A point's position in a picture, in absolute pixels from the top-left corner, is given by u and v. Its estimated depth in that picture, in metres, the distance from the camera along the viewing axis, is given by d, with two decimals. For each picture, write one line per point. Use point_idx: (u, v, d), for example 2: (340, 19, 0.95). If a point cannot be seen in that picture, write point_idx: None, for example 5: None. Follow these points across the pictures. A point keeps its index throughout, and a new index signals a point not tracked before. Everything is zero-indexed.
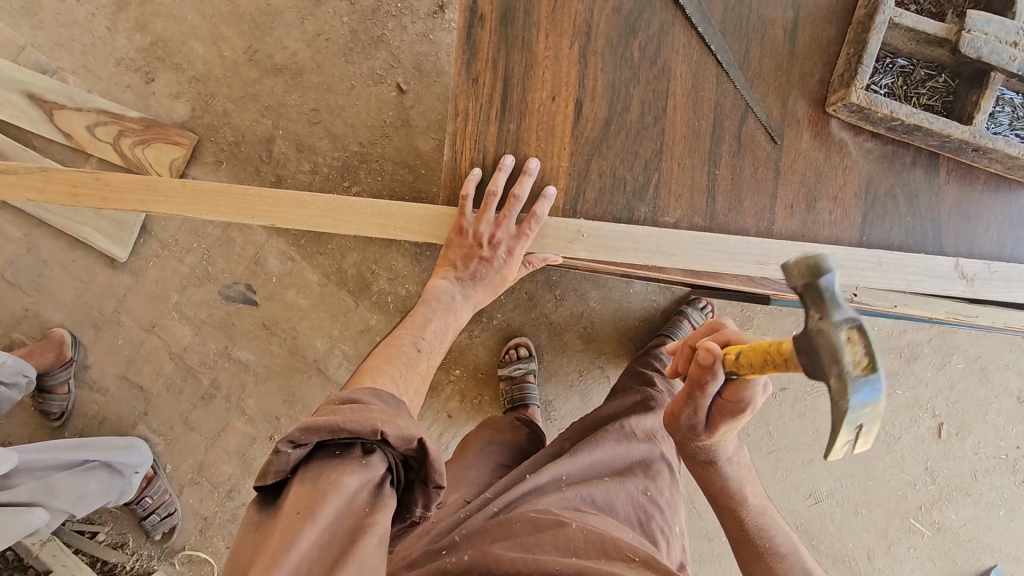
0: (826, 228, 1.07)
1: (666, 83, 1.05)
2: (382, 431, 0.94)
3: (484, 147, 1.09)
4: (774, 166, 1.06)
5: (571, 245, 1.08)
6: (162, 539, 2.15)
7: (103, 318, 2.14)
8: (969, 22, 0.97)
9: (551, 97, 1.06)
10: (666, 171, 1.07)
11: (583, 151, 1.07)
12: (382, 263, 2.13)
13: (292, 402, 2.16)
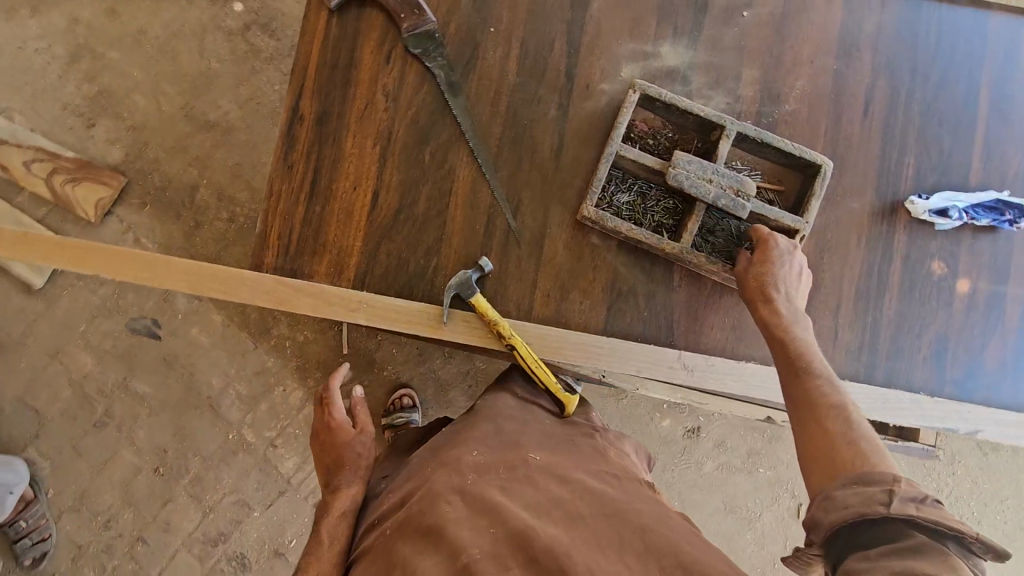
0: (577, 315, 1.29)
1: (451, 182, 1.29)
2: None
3: (292, 223, 1.27)
4: (536, 259, 1.29)
5: (351, 313, 1.24)
6: (32, 565, 2.15)
7: (10, 341, 2.24)
8: (674, 160, 1.26)
9: (352, 187, 1.27)
10: (443, 257, 1.28)
11: (375, 234, 1.27)
12: (284, 309, 2.27)
13: (181, 436, 2.23)
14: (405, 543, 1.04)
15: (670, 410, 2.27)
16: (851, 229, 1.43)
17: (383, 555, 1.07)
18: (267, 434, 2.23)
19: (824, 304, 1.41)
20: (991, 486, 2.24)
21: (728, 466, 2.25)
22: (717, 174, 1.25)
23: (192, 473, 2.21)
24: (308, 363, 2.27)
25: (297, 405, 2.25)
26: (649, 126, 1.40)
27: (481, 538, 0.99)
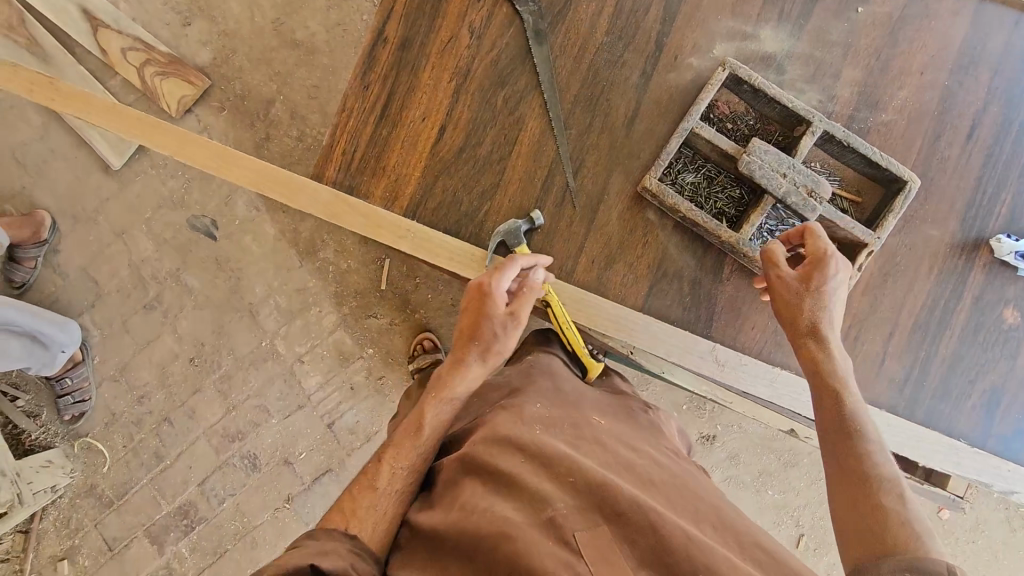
0: (616, 287, 1.34)
1: (517, 131, 1.32)
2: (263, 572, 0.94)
3: (357, 140, 1.31)
4: (588, 223, 1.33)
5: (399, 240, 1.29)
6: (70, 421, 2.33)
7: (83, 214, 2.40)
8: (749, 147, 1.25)
9: (421, 118, 1.31)
10: (495, 204, 1.32)
11: (435, 166, 1.31)
12: (334, 236, 2.33)
13: (219, 334, 2.35)
14: (475, 483, 1.10)
15: (688, 412, 2.24)
16: (924, 256, 1.35)
17: (449, 491, 1.13)
18: (297, 349, 2.33)
19: (878, 330, 1.36)
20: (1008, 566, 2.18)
21: (737, 480, 2.24)
22: (792, 169, 1.24)
23: (223, 370, 2.34)
24: (345, 292, 2.33)
25: (329, 328, 2.33)
26: (730, 109, 1.35)
27: (564, 491, 1.04)
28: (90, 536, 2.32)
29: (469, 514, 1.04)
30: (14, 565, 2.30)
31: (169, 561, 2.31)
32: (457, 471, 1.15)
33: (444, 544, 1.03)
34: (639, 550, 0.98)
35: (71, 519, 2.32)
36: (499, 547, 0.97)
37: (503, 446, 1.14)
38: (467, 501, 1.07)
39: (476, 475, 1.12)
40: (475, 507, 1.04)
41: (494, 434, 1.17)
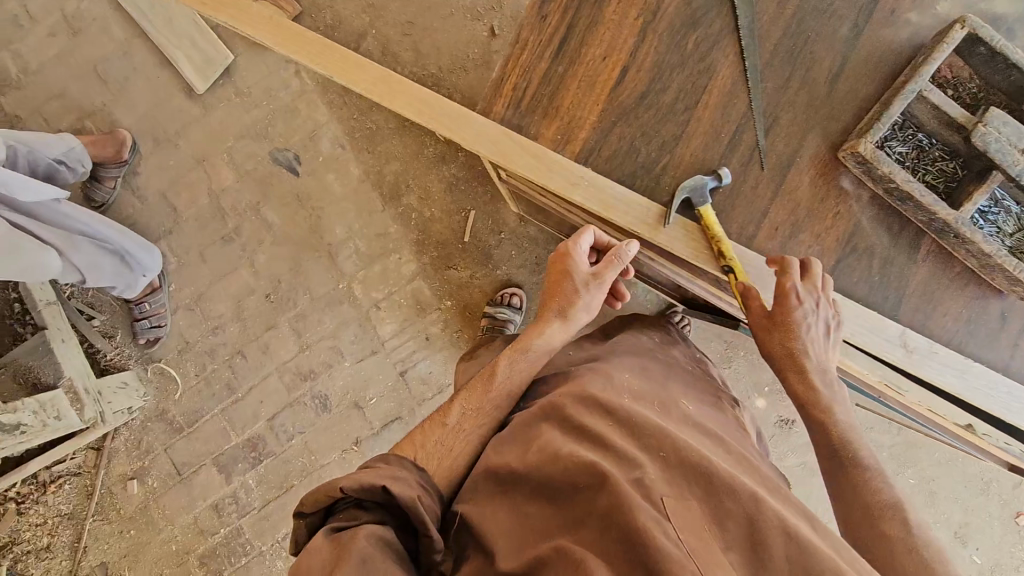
0: (797, 258, 1.15)
1: (706, 79, 1.14)
2: (342, 485, 1.03)
3: (529, 78, 1.15)
4: (774, 189, 1.15)
5: (573, 188, 1.11)
6: (145, 345, 2.33)
7: (164, 137, 2.33)
8: (986, 117, 1.08)
9: (602, 56, 1.13)
10: (676, 158, 1.15)
11: (611, 113, 1.14)
12: (419, 181, 2.25)
13: (295, 272, 2.31)
14: (559, 433, 1.12)
15: (770, 394, 2.22)
16: None
17: (531, 437, 1.15)
18: (374, 295, 2.29)
19: None
20: None
21: (812, 467, 2.21)
22: None
23: (298, 308, 2.31)
24: (427, 241, 2.27)
25: (408, 277, 2.28)
26: (953, 74, 1.18)
27: (652, 459, 1.04)
28: (160, 459, 2.36)
29: (552, 461, 1.05)
30: (84, 481, 2.34)
31: (236, 490, 2.34)
32: (540, 423, 1.18)
33: (527, 488, 1.07)
34: (733, 522, 0.95)
35: (142, 441, 2.36)
36: (592, 496, 0.98)
37: (593, 404, 1.16)
38: (552, 447, 1.08)
39: (560, 427, 1.15)
40: (558, 454, 1.05)
41: (583, 393, 1.19)
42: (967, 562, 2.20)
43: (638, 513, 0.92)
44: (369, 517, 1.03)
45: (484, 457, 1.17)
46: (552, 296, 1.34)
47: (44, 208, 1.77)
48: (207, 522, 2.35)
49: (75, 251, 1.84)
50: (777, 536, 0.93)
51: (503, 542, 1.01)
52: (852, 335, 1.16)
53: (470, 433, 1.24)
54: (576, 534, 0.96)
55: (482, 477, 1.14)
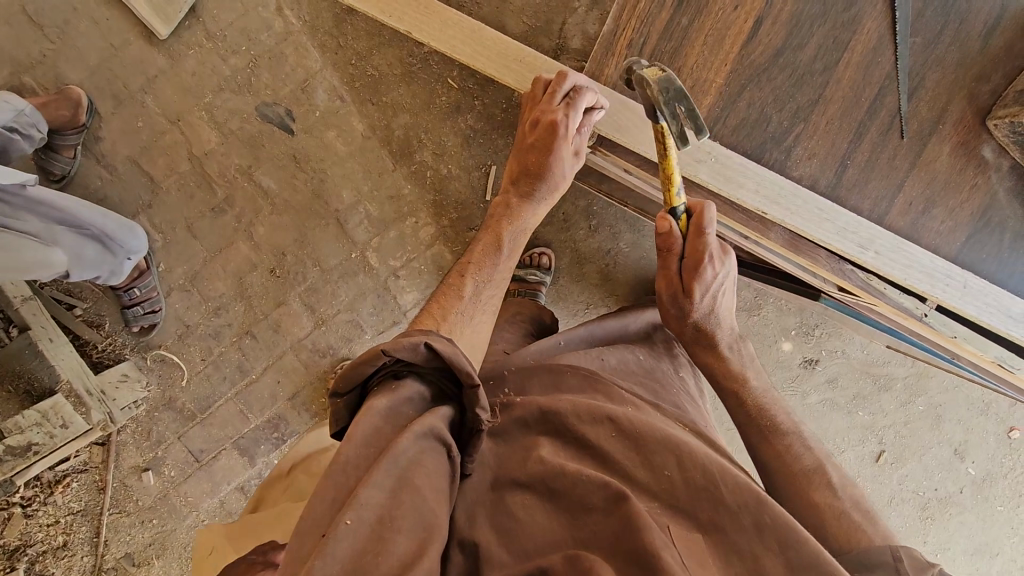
0: (930, 235, 1.18)
1: (850, 34, 1.12)
2: (387, 350, 0.91)
3: (646, 33, 1.16)
4: (914, 157, 1.16)
5: (696, 164, 1.18)
6: (140, 332, 2.14)
7: (126, 94, 1.99)
8: None
9: (734, 5, 1.13)
10: (811, 124, 1.16)
11: (742, 74, 1.15)
12: (432, 134, 2.03)
13: (301, 243, 2.11)
14: (560, 446, 1.05)
15: (796, 337, 2.26)
16: None
17: (527, 444, 1.07)
18: (391, 263, 2.13)
19: None
20: None
21: (832, 402, 2.31)
22: None
23: (308, 282, 2.13)
24: (446, 202, 2.10)
25: (427, 241, 2.12)
26: None
27: (659, 482, 0.99)
28: (174, 448, 2.23)
29: (557, 472, 0.98)
30: (94, 476, 2.20)
31: (262, 472, 2.25)
32: (539, 429, 1.09)
33: (523, 493, 0.99)
34: (734, 554, 0.92)
35: (151, 431, 2.22)
36: (602, 510, 0.93)
37: (593, 418, 1.08)
38: (549, 458, 1.01)
39: (557, 436, 1.07)
40: (565, 465, 0.99)
41: (582, 404, 1.11)
42: (965, 475, 2.35)
43: (652, 529, 0.88)
44: (413, 388, 0.96)
45: (479, 454, 1.07)
46: (525, 169, 1.24)
47: (5, 201, 1.54)
48: (234, 505, 2.27)
49: (62, 236, 1.66)
50: (773, 559, 0.90)
51: (495, 549, 0.93)
52: (942, 295, 1.17)
53: (479, 289, 1.15)
54: (578, 547, 0.90)
55: (477, 477, 1.04)
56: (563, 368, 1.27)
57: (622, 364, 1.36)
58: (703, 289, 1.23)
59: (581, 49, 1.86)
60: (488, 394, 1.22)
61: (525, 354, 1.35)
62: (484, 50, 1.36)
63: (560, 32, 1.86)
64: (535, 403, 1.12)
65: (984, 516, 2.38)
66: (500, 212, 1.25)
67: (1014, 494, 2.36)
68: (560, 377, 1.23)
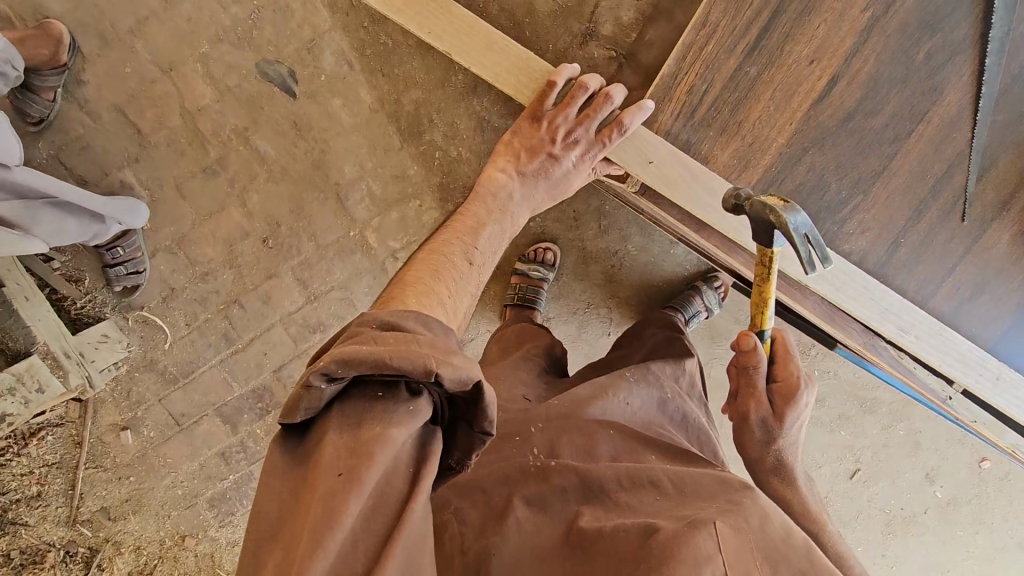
0: (971, 322, 1.28)
1: (927, 104, 1.19)
2: (437, 372, 0.66)
3: (710, 75, 1.23)
4: (969, 242, 1.25)
5: (745, 230, 1.29)
6: (122, 292, 2.05)
7: (113, 35, 1.82)
8: None
9: (810, 59, 1.19)
10: (874, 193, 1.25)
11: (812, 133, 1.23)
12: (444, 113, 1.89)
13: (297, 214, 2.00)
14: (597, 511, 0.98)
15: None
16: None
17: (568, 517, 0.99)
18: (391, 245, 2.04)
19: None
20: None
21: (816, 420, 2.35)
22: None
23: (302, 255, 2.04)
24: (452, 184, 1.99)
25: (430, 225, 2.03)
26: None
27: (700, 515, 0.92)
28: (154, 410, 2.18)
29: (596, 539, 0.92)
30: (70, 431, 2.16)
31: (244, 440, 2.23)
32: (578, 499, 1.02)
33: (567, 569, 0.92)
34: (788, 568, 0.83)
35: (131, 391, 2.16)
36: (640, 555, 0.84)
37: (633, 484, 1.02)
38: (590, 527, 0.94)
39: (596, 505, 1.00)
40: (603, 530, 0.92)
41: (621, 468, 1.04)
42: (932, 498, 2.42)
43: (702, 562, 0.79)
44: (428, 412, 0.71)
45: (517, 522, 0.97)
46: (536, 155, 1.30)
47: None
48: (214, 469, 2.25)
49: (43, 215, 1.57)
50: None
51: None
52: (971, 381, 1.28)
53: None
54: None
55: (512, 544, 0.95)
56: (592, 429, 1.18)
57: (650, 412, 1.30)
58: (794, 414, 1.21)
59: (614, 38, 1.71)
60: (513, 453, 1.12)
61: (553, 401, 1.26)
62: (533, 85, 1.32)
63: (592, 16, 1.70)
64: (572, 469, 1.05)
65: (943, 537, 2.47)
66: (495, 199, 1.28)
67: (974, 519, 2.44)
68: (590, 442, 1.15)
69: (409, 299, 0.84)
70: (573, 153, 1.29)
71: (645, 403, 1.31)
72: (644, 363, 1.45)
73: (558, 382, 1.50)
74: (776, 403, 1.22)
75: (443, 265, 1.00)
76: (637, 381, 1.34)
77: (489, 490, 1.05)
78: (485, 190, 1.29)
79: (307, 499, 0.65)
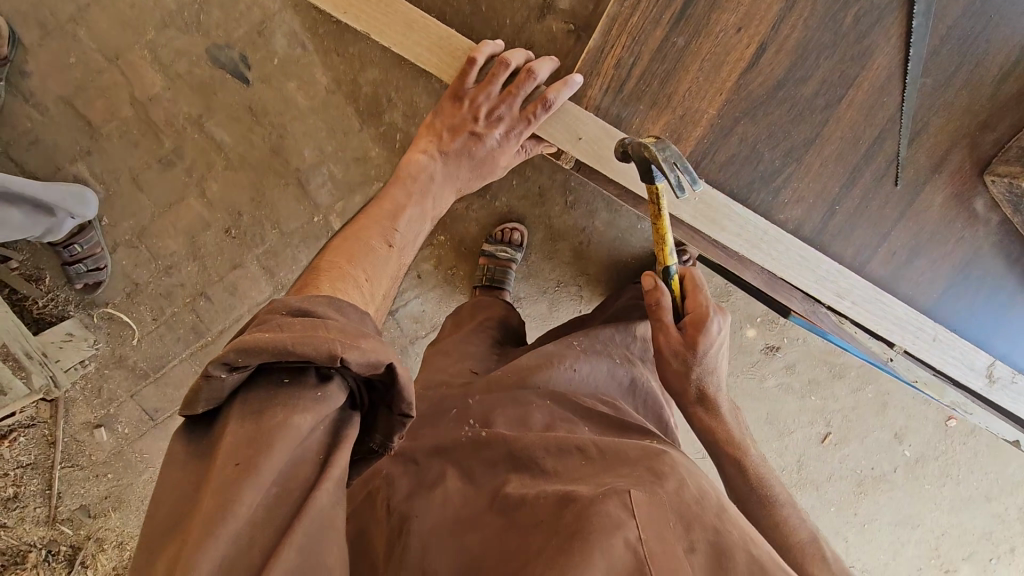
0: (911, 286, 1.33)
1: (859, 69, 1.21)
2: (343, 357, 0.69)
3: (638, 48, 1.23)
4: (904, 206, 1.29)
5: (676, 204, 1.32)
6: (84, 289, 2.02)
7: (54, 23, 1.76)
8: None
9: (737, 28, 1.20)
10: (805, 162, 1.28)
11: (745, 102, 1.25)
12: (403, 94, 1.86)
13: (259, 203, 1.97)
14: (523, 478, 1.02)
15: (760, 324, 2.32)
16: None
17: (494, 486, 1.03)
18: None
19: None
20: (994, 472, 2.53)
21: (787, 386, 2.39)
22: None
23: (267, 244, 2.01)
24: None
25: None
26: None
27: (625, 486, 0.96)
28: (127, 406, 2.16)
29: (518, 504, 0.95)
30: (43, 431, 2.13)
31: None
32: (507, 468, 1.05)
33: (482, 531, 0.96)
34: (696, 534, 0.88)
35: (101, 388, 2.14)
36: (554, 522, 0.88)
37: (559, 450, 1.05)
38: (514, 493, 0.98)
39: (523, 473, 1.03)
40: (524, 496, 0.96)
41: (549, 438, 1.07)
42: (900, 456, 2.49)
43: (614, 534, 0.82)
44: (340, 396, 0.74)
45: (444, 492, 1.03)
46: (459, 133, 1.31)
47: None
48: None
49: None
50: (732, 548, 0.87)
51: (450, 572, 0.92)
52: (911, 343, 1.35)
53: None
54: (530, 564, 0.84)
55: (437, 510, 1.00)
56: (529, 401, 1.21)
57: (595, 378, 1.34)
58: (708, 343, 1.22)
59: (572, 10, 1.62)
60: (449, 427, 1.16)
61: (496, 374, 1.30)
62: (455, 64, 1.32)
63: None
64: (502, 440, 1.07)
65: (912, 492, 2.55)
66: (422, 178, 1.29)
67: (942, 474, 2.52)
68: (524, 413, 1.17)
69: (324, 285, 0.89)
70: (497, 131, 1.30)
71: (589, 368, 1.35)
72: (594, 331, 1.47)
73: (511, 351, 1.51)
74: (687, 336, 1.24)
75: (363, 248, 1.05)
76: (582, 350, 1.38)
77: (422, 463, 1.10)
78: (406, 172, 1.29)
79: (205, 487, 0.67)
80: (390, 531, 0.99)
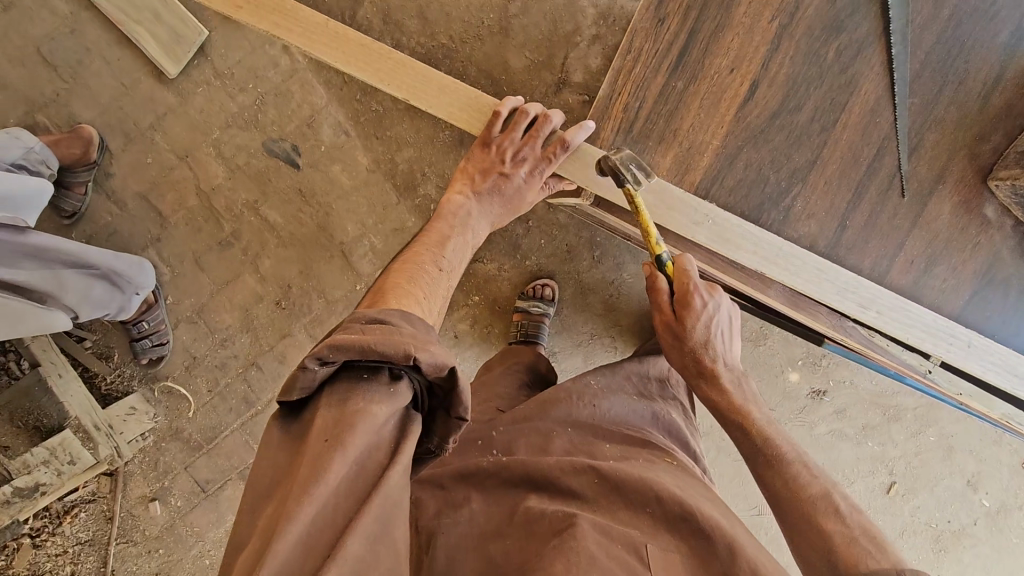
0: (934, 293, 1.35)
1: (849, 96, 1.30)
2: (415, 356, 0.77)
3: (641, 94, 1.35)
4: (914, 217, 1.33)
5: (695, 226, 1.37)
6: (148, 364, 2.17)
7: (136, 131, 2.03)
8: None
9: (730, 69, 1.31)
10: (810, 181, 1.34)
11: (744, 133, 1.34)
12: (435, 167, 2.03)
13: (306, 274, 2.13)
14: (543, 498, 1.08)
15: (803, 368, 2.27)
16: None
17: (513, 503, 1.09)
18: None
19: None
20: None
21: (840, 432, 2.29)
22: None
23: (314, 315, 2.14)
24: None
25: None
26: None
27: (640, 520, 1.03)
28: (180, 478, 2.23)
29: (538, 518, 1.02)
30: (101, 506, 2.19)
31: None
32: (527, 488, 1.11)
33: (504, 542, 1.02)
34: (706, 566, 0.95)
35: (158, 461, 2.23)
36: (562, 536, 0.96)
37: (576, 470, 1.11)
38: (534, 507, 1.05)
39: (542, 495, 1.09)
40: (541, 515, 1.03)
41: (565, 459, 1.13)
42: (978, 506, 2.30)
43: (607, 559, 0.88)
44: (409, 393, 0.80)
45: (470, 511, 1.09)
46: (488, 173, 1.47)
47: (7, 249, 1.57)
48: None
49: (69, 282, 1.72)
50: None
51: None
52: (946, 352, 1.35)
53: None
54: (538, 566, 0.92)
55: (462, 527, 1.07)
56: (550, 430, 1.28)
57: (618, 407, 1.38)
58: None
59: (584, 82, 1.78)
60: (476, 454, 1.22)
61: (520, 407, 1.36)
62: (482, 118, 1.47)
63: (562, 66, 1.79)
64: (522, 465, 1.13)
65: (998, 548, 2.32)
66: (459, 215, 1.44)
67: None
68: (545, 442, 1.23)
69: (390, 300, 0.99)
70: (522, 170, 1.44)
71: (608, 397, 1.39)
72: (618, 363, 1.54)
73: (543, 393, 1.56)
74: None
75: (418, 273, 1.16)
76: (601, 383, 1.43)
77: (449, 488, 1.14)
78: (446, 212, 1.44)
79: (297, 464, 0.74)
80: (417, 547, 1.05)
